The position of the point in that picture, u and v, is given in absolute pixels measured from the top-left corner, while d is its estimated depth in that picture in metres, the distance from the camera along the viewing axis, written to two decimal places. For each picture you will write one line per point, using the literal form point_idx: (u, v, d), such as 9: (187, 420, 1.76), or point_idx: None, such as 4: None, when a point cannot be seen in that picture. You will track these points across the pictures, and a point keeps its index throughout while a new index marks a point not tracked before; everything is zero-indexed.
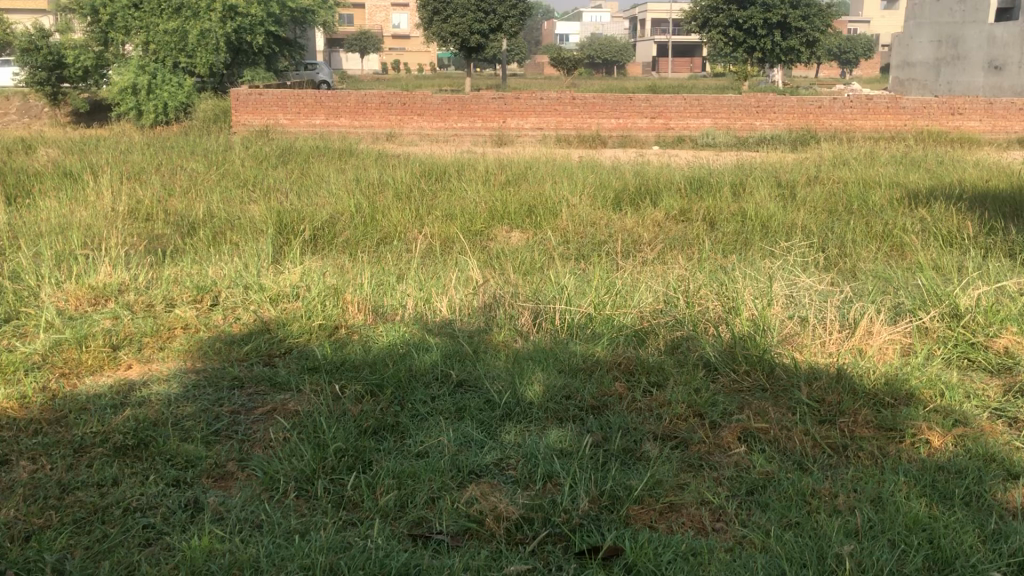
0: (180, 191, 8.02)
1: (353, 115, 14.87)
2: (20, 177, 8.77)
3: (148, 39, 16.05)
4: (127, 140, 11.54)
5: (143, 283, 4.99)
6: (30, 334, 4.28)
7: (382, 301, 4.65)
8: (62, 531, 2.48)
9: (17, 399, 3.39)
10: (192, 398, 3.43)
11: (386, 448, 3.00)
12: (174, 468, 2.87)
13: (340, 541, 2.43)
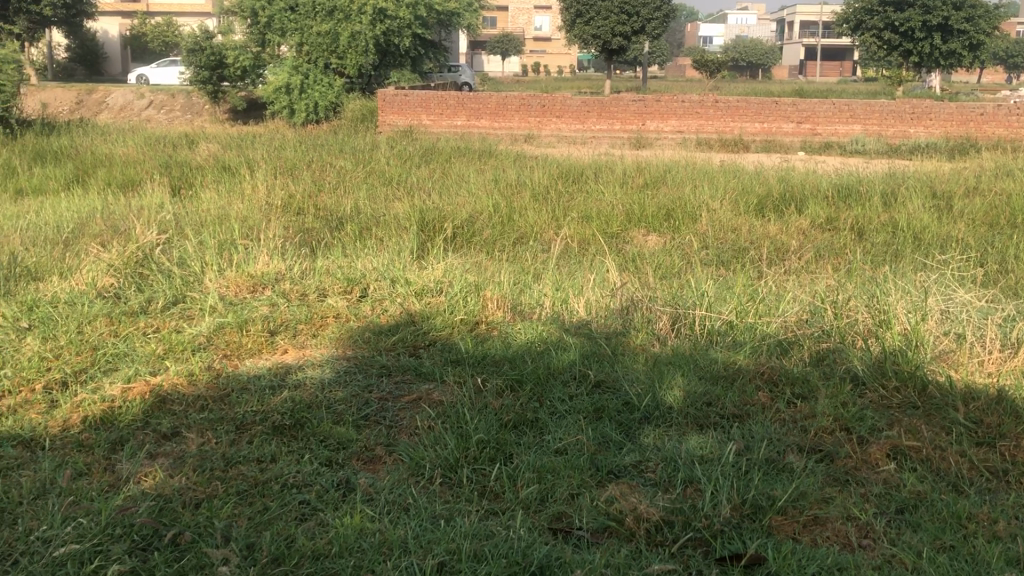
0: (330, 187, 8.37)
1: (493, 117, 15.17)
2: (183, 170, 9.36)
3: (302, 40, 16.85)
4: (280, 136, 12.15)
5: (297, 272, 5.25)
6: (195, 316, 4.59)
7: (521, 299, 4.73)
8: (228, 500, 2.66)
9: (186, 376, 3.66)
10: (344, 383, 3.60)
11: (526, 442, 3.06)
12: (327, 448, 3.03)
13: (483, 528, 2.51)
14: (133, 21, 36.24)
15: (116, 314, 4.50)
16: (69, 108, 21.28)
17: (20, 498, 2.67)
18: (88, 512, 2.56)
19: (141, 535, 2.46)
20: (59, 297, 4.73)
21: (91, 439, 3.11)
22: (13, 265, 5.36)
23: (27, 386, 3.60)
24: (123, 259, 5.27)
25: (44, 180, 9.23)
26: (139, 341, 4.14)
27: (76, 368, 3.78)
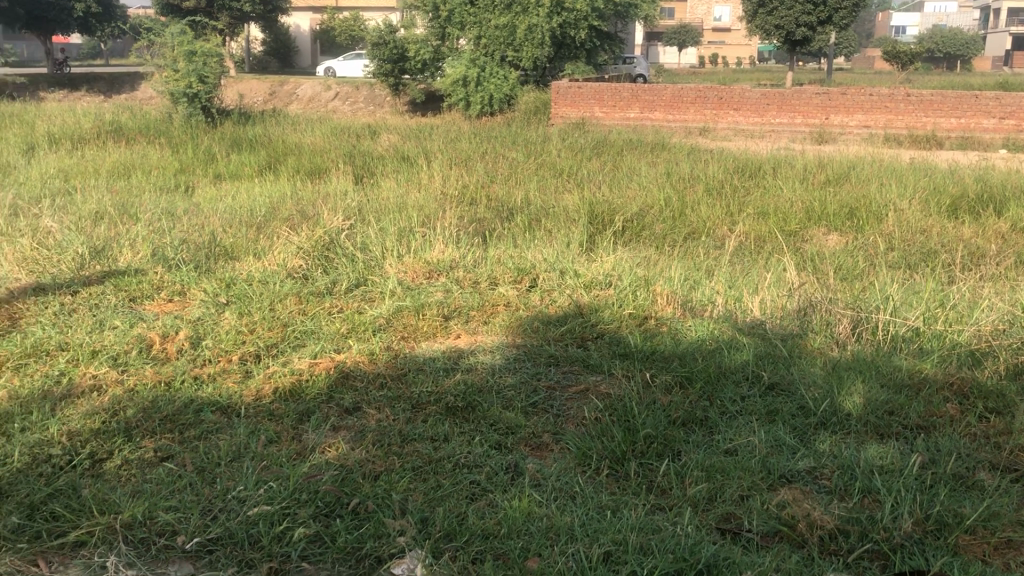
0: (502, 178, 8.53)
1: (667, 109, 14.95)
2: (366, 159, 9.80)
3: (481, 33, 17.39)
4: (456, 128, 12.47)
5: (470, 261, 5.40)
6: (375, 299, 4.81)
7: (693, 295, 4.65)
8: (404, 474, 2.79)
9: (367, 355, 3.86)
10: (514, 370, 3.68)
11: (695, 440, 3.03)
12: (497, 432, 3.10)
13: (650, 522, 2.50)
14: (323, 15, 38.11)
15: (304, 293, 4.78)
16: (263, 99, 22.70)
17: (218, 459, 2.90)
18: (278, 477, 2.74)
19: (324, 502, 2.62)
20: (253, 276, 5.07)
21: (280, 408, 3.33)
22: (213, 245, 5.79)
23: (225, 356, 3.89)
24: (311, 242, 5.59)
25: (240, 166, 9.92)
26: (324, 320, 4.39)
27: (268, 342, 4.05)
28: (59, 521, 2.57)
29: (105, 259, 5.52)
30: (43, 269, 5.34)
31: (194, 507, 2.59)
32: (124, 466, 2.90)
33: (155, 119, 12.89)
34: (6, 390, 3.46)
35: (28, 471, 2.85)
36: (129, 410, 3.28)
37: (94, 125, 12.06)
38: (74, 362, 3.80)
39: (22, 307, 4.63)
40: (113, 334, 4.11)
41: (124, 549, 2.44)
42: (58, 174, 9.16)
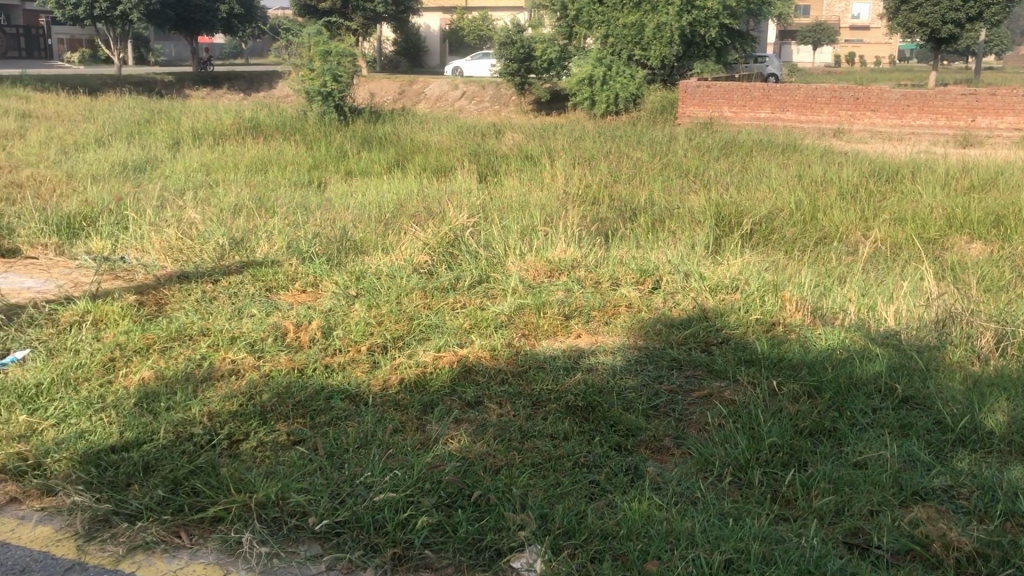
0: (626, 178, 8.48)
1: (800, 109, 14.55)
2: (491, 158, 9.91)
3: (608, 32, 17.37)
4: (581, 127, 12.46)
5: (593, 261, 5.40)
6: (498, 296, 4.87)
7: (823, 303, 4.51)
8: (524, 470, 2.82)
9: (489, 350, 3.91)
10: (636, 372, 3.66)
11: (823, 451, 2.94)
12: (617, 433, 3.10)
13: (773, 532, 2.45)
14: (452, 16, 38.73)
15: (428, 288, 4.89)
16: (393, 98, 23.32)
17: (347, 446, 3.01)
18: (403, 466, 2.82)
19: (447, 492, 2.68)
20: (381, 270, 5.22)
21: (405, 399, 3.42)
22: (344, 239, 5.99)
23: (354, 347, 4.03)
24: (437, 238, 5.70)
25: (370, 164, 10.23)
26: (448, 314, 4.47)
27: (394, 334, 4.16)
28: (199, 496, 2.73)
29: (244, 250, 5.79)
30: (187, 258, 5.65)
31: (324, 490, 2.70)
32: (259, 448, 3.04)
33: (290, 116, 13.42)
34: (153, 371, 3.68)
35: (173, 448, 3.03)
36: (264, 394, 3.43)
37: (235, 121, 12.66)
38: (215, 347, 4.01)
39: (168, 293, 4.92)
40: (250, 322, 4.32)
41: (258, 527, 2.56)
42: (201, 168, 9.66)
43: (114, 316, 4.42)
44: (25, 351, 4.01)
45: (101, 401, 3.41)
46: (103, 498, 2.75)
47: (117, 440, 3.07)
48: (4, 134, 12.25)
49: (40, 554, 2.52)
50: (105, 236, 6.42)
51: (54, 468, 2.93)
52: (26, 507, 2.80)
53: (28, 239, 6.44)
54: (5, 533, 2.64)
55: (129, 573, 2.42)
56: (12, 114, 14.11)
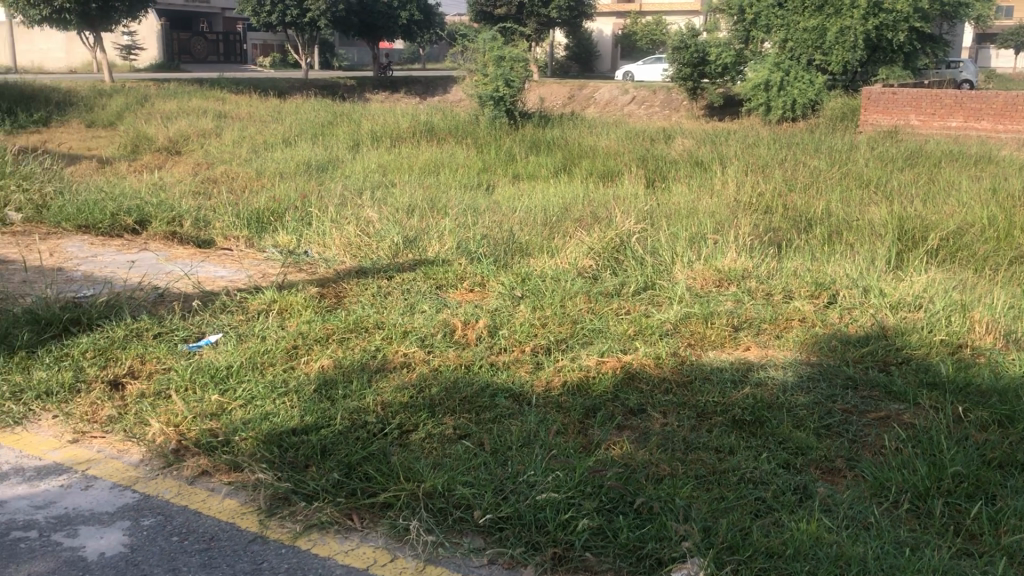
0: (801, 186, 8.18)
1: (997, 119, 13.61)
2: (659, 163, 9.81)
3: (787, 36, 16.93)
4: (755, 134, 12.12)
5: (765, 272, 5.25)
6: (664, 303, 4.82)
7: (1017, 327, 4.20)
8: (687, 481, 2.79)
9: (654, 358, 3.89)
10: (807, 389, 3.54)
11: (1014, 485, 2.74)
12: (785, 450, 3.01)
13: (955, 567, 2.31)
14: (626, 21, 38.67)
15: (593, 293, 4.91)
16: (563, 102, 23.52)
17: (511, 443, 3.07)
18: (565, 467, 2.86)
19: (608, 497, 2.69)
20: (547, 272, 5.29)
21: (568, 402, 3.45)
22: (511, 241, 6.10)
23: (519, 347, 4.10)
24: (603, 243, 5.71)
25: (538, 167, 10.38)
26: (612, 320, 4.48)
27: (558, 336, 4.21)
28: (370, 482, 2.86)
29: (417, 249, 6.01)
30: (364, 254, 5.93)
31: (488, 485, 2.76)
32: (427, 439, 3.15)
33: (463, 120, 13.78)
34: (331, 360, 3.89)
35: (348, 434, 3.19)
36: (433, 388, 3.55)
37: (410, 124, 13.13)
38: (388, 339, 4.19)
39: (346, 287, 5.18)
40: (421, 318, 4.48)
41: (425, 515, 2.66)
42: (378, 169, 10.08)
43: (297, 306, 4.70)
44: (218, 335, 4.33)
45: (285, 385, 3.64)
46: (283, 477, 2.93)
47: (297, 423, 3.26)
48: (203, 133, 13.22)
49: (227, 524, 2.72)
50: (290, 231, 6.82)
51: (241, 445, 3.15)
52: (216, 480, 3.02)
53: (222, 231, 6.94)
54: (197, 503, 2.87)
55: (305, 550, 2.58)
56: (211, 114, 15.21)
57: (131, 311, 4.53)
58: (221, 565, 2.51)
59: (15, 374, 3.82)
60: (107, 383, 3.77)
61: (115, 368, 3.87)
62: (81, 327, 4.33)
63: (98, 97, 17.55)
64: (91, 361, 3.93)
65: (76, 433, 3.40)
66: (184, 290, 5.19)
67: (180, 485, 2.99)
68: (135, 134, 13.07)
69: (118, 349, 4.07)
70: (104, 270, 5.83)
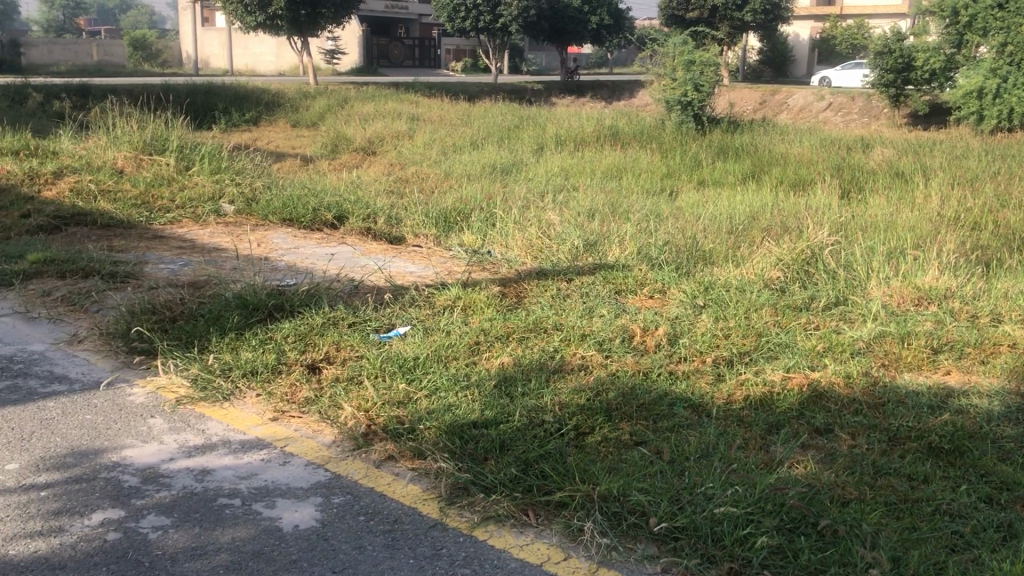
0: (1016, 202, 7.56)
1: None
2: (855, 173, 9.37)
3: (1007, 40, 15.67)
4: (964, 145, 11.33)
5: (970, 292, 4.92)
6: (856, 320, 4.61)
7: None
8: (876, 507, 2.67)
9: (843, 377, 3.73)
10: (1015, 421, 3.29)
11: None
12: (988, 484, 2.81)
13: None
14: (825, 25, 37.21)
15: (780, 305, 4.75)
16: (754, 108, 23.04)
17: (688, 454, 3.03)
18: (744, 482, 2.80)
19: (790, 516, 2.61)
20: (731, 282, 5.17)
21: (750, 417, 3.37)
22: (695, 249, 6.01)
23: (700, 357, 4.04)
24: (792, 254, 5.53)
25: (725, 174, 10.18)
26: (799, 335, 4.32)
27: (741, 349, 4.11)
28: (546, 480, 2.91)
29: (598, 253, 6.03)
30: (546, 256, 6.01)
31: (664, 494, 2.75)
32: (603, 443, 3.17)
33: (649, 125, 13.67)
34: (512, 358, 3.97)
35: (526, 431, 3.25)
36: (611, 392, 3.56)
37: (595, 128, 13.17)
38: (567, 341, 4.24)
39: (527, 287, 5.28)
40: (601, 322, 4.49)
41: (599, 518, 2.68)
42: (561, 172, 10.18)
43: (480, 303, 4.84)
44: (406, 328, 4.53)
45: (467, 380, 3.75)
46: (463, 467, 3.03)
47: (478, 417, 3.36)
48: (396, 134, 13.81)
49: (409, 509, 2.85)
50: (475, 231, 7.01)
51: (425, 434, 3.28)
52: (400, 465, 3.17)
53: (412, 228, 7.23)
54: (382, 486, 3.02)
55: (483, 541, 2.66)
56: (404, 116, 15.88)
57: (328, 300, 4.82)
58: (403, 547, 2.63)
59: (225, 353, 4.15)
60: (305, 366, 4.03)
61: (313, 354, 4.13)
62: (284, 313, 4.65)
63: (303, 99, 18.71)
64: (291, 345, 4.21)
65: (276, 411, 3.65)
66: (376, 283, 5.45)
67: (367, 468, 3.16)
68: (335, 135, 13.82)
69: (315, 335, 4.34)
70: (305, 261, 6.23)
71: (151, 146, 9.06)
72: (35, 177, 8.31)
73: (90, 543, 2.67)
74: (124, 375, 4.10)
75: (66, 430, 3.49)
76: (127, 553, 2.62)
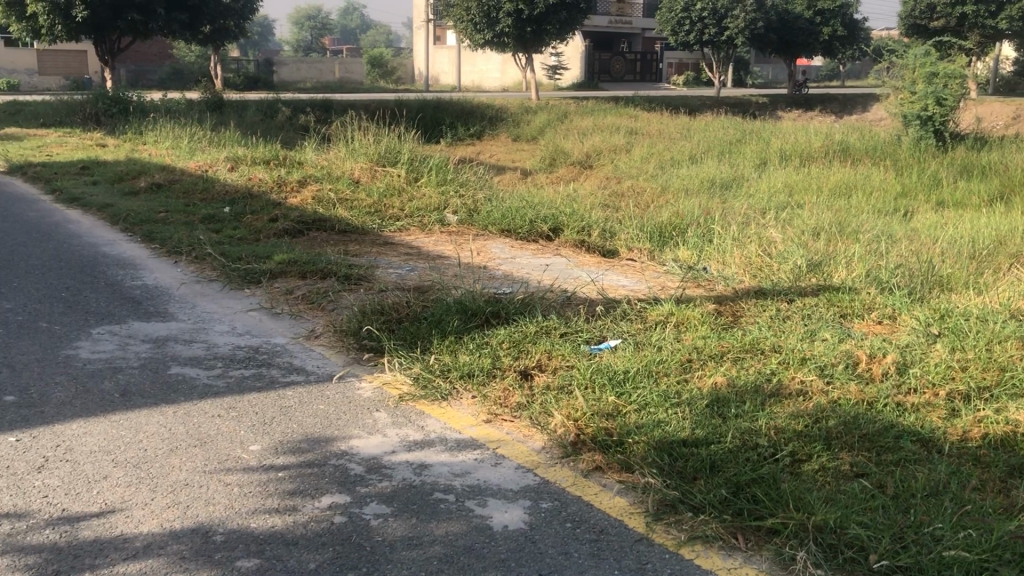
0: None
1: None
2: None
3: None
4: None
5: None
6: None
7: None
8: None
9: None
10: None
11: None
12: None
13: None
14: None
15: None
16: (1004, 123, 21.13)
17: (915, 490, 2.85)
18: (980, 527, 2.61)
19: None
20: (972, 310, 4.79)
21: (988, 457, 3.12)
22: (930, 273, 5.62)
23: (933, 389, 3.77)
24: None
25: (969, 195, 9.43)
26: None
27: (981, 383, 3.80)
28: (757, 505, 2.83)
29: (821, 274, 5.77)
30: (764, 275, 5.82)
31: (886, 530, 2.60)
32: (821, 471, 3.04)
33: (883, 141, 12.91)
34: (726, 378, 3.89)
35: (738, 453, 3.17)
36: (831, 420, 3.40)
37: (823, 143, 12.61)
38: (784, 364, 4.09)
39: (742, 306, 5.15)
40: (822, 346, 4.30)
41: (814, 548, 2.58)
42: (784, 189, 9.83)
43: (694, 321, 4.77)
44: (617, 341, 4.54)
45: (678, 397, 3.71)
46: (672, 484, 3.01)
47: (688, 435, 3.32)
48: (614, 149, 13.87)
49: (616, 521, 2.87)
50: (692, 246, 6.92)
51: (633, 448, 3.29)
52: (608, 477, 3.19)
53: (626, 242, 7.24)
54: (590, 495, 3.06)
55: (689, 560, 2.63)
56: (623, 130, 15.93)
57: (542, 309, 4.93)
58: (608, 557, 2.65)
59: (445, 355, 4.35)
60: (518, 372, 4.14)
61: (526, 360, 4.24)
62: (499, 320, 4.80)
63: (525, 114, 19.25)
64: (506, 351, 4.35)
65: (490, 414, 3.78)
66: (589, 295, 5.51)
67: (575, 476, 3.21)
68: (555, 148, 14.10)
69: (529, 342, 4.45)
70: (522, 271, 6.40)
71: (384, 158, 9.66)
72: (283, 184, 9.09)
73: (319, 524, 2.89)
74: (353, 370, 4.40)
75: (301, 417, 3.79)
76: (351, 537, 2.81)
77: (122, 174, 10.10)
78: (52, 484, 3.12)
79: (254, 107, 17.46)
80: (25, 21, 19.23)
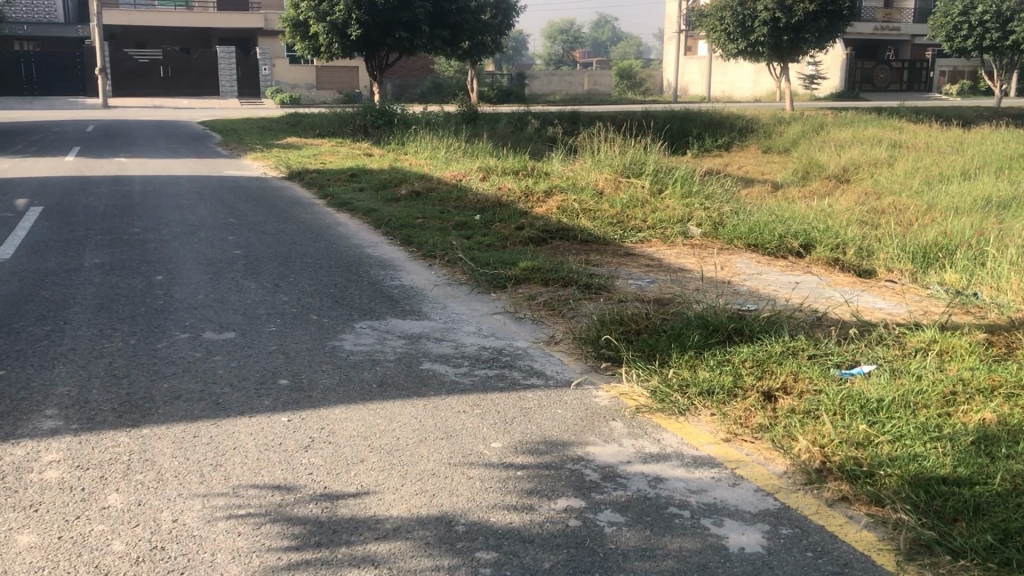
0: None
1: None
2: None
3: None
4: None
5: None
6: None
7: None
8: None
9: None
10: None
11: None
12: None
13: None
14: None
15: None
16: None
17: None
18: None
19: None
20: None
21: None
22: None
23: None
24: None
25: None
26: None
27: None
28: None
29: None
30: None
31: None
32: None
33: None
34: (997, 415, 3.55)
35: (1008, 497, 2.89)
36: None
37: None
38: None
39: (1019, 338, 4.68)
40: None
41: None
42: None
43: (960, 350, 4.40)
44: (871, 367, 4.28)
45: (939, 431, 3.43)
46: (928, 524, 2.80)
47: (948, 472, 3.07)
48: (875, 162, 13.07)
49: (863, 556, 2.71)
50: (960, 269, 6.39)
51: (886, 481, 3.09)
52: (856, 509, 3.02)
53: (885, 262, 6.81)
54: (835, 526, 2.91)
55: None
56: (886, 143, 14.97)
57: (790, 329, 4.74)
58: None
59: (684, 370, 4.30)
60: (761, 394, 4.01)
61: (770, 381, 4.10)
62: (742, 337, 4.68)
63: (778, 125, 18.60)
64: (749, 370, 4.23)
65: (729, 433, 3.70)
66: (841, 317, 5.25)
67: (819, 505, 3.06)
68: (809, 162, 13.52)
69: (774, 362, 4.30)
70: (769, 287, 6.20)
71: (630, 169, 9.71)
72: (530, 194, 9.40)
73: (555, 525, 2.96)
74: (592, 378, 4.47)
75: (540, 420, 3.90)
76: (585, 541, 2.86)
77: (385, 181, 10.86)
78: (317, 462, 3.43)
79: (506, 119, 18.16)
80: (308, 40, 21.18)
